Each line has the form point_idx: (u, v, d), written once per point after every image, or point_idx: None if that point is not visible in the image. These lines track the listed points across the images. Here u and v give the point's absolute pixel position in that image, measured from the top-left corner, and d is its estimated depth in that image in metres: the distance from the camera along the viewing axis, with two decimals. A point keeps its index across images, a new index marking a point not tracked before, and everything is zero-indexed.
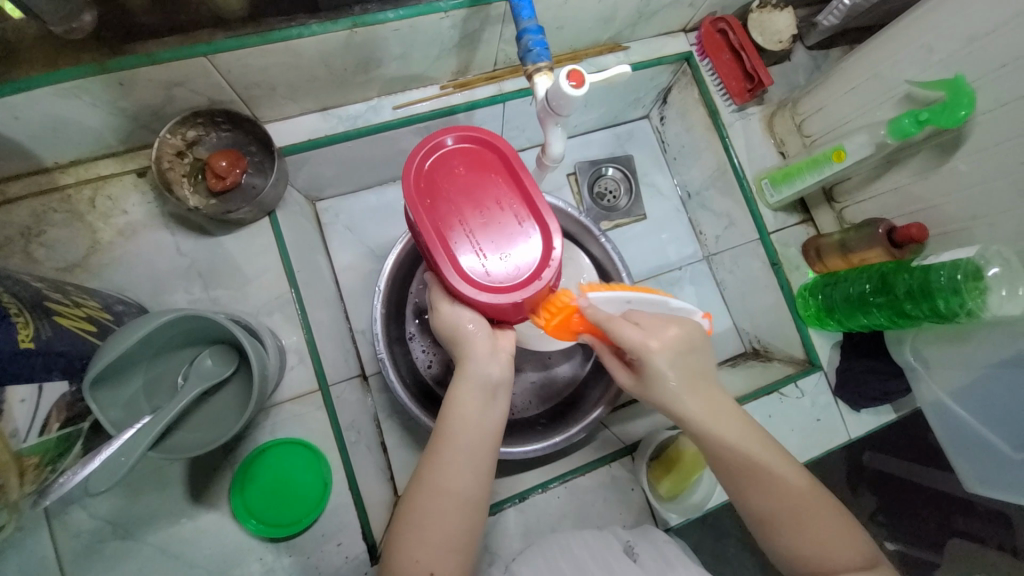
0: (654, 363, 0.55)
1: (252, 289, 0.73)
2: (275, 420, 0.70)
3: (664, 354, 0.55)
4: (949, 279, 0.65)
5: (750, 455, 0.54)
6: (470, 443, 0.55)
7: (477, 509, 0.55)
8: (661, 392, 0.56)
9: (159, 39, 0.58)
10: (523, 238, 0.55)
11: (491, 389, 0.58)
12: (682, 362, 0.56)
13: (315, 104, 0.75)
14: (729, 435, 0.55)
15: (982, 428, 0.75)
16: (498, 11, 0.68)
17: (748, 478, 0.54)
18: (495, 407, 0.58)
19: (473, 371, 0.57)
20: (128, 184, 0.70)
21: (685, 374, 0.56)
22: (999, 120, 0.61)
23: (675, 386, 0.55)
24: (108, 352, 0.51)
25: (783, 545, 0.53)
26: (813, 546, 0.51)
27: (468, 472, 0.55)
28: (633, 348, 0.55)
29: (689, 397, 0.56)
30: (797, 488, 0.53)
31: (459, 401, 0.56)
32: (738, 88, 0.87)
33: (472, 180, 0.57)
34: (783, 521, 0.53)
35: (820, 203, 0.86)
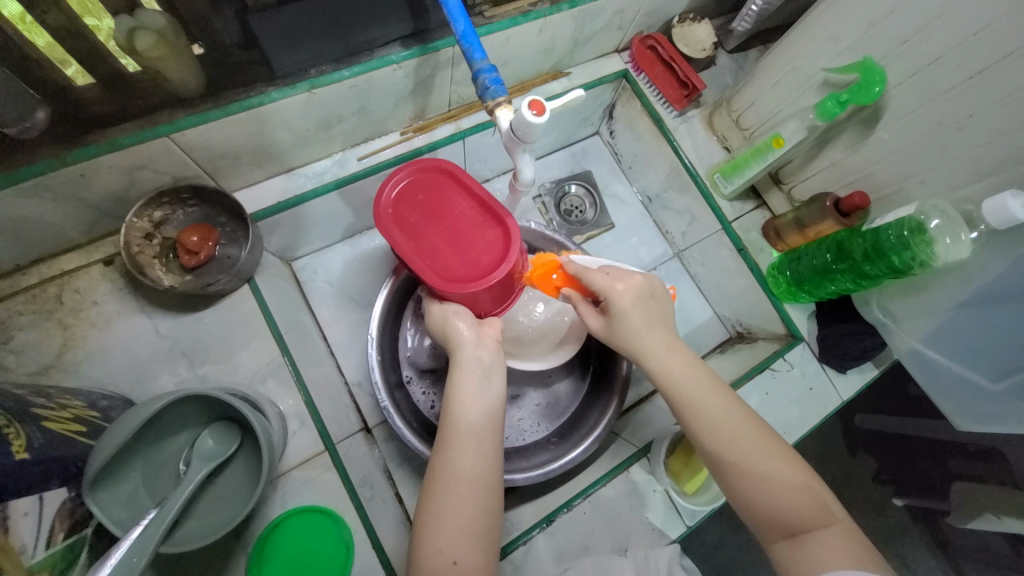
0: (620, 300, 0.61)
1: (240, 359, 0.72)
2: (284, 490, 0.67)
3: (629, 294, 0.62)
4: (897, 236, 0.71)
5: (706, 406, 0.57)
6: (476, 427, 0.58)
7: (493, 491, 0.57)
8: (623, 331, 0.62)
9: (117, 126, 0.59)
10: (492, 238, 0.61)
11: (486, 375, 0.62)
12: (643, 309, 0.62)
13: (280, 166, 0.76)
14: (681, 376, 0.59)
15: (958, 367, 0.80)
16: (447, 56, 0.72)
17: (706, 430, 0.56)
18: (495, 390, 0.61)
19: (467, 360, 0.61)
20: (96, 274, 0.68)
21: (647, 315, 0.62)
22: (909, 90, 0.68)
23: (634, 327, 0.62)
24: (104, 449, 0.49)
25: (745, 499, 0.54)
26: (774, 502, 0.52)
27: (479, 454, 0.57)
28: (603, 287, 0.62)
29: (653, 348, 0.61)
30: (762, 449, 0.54)
31: (458, 391, 0.59)
32: (676, 96, 0.94)
33: (432, 200, 0.61)
34: (743, 472, 0.54)
35: (770, 187, 0.93)
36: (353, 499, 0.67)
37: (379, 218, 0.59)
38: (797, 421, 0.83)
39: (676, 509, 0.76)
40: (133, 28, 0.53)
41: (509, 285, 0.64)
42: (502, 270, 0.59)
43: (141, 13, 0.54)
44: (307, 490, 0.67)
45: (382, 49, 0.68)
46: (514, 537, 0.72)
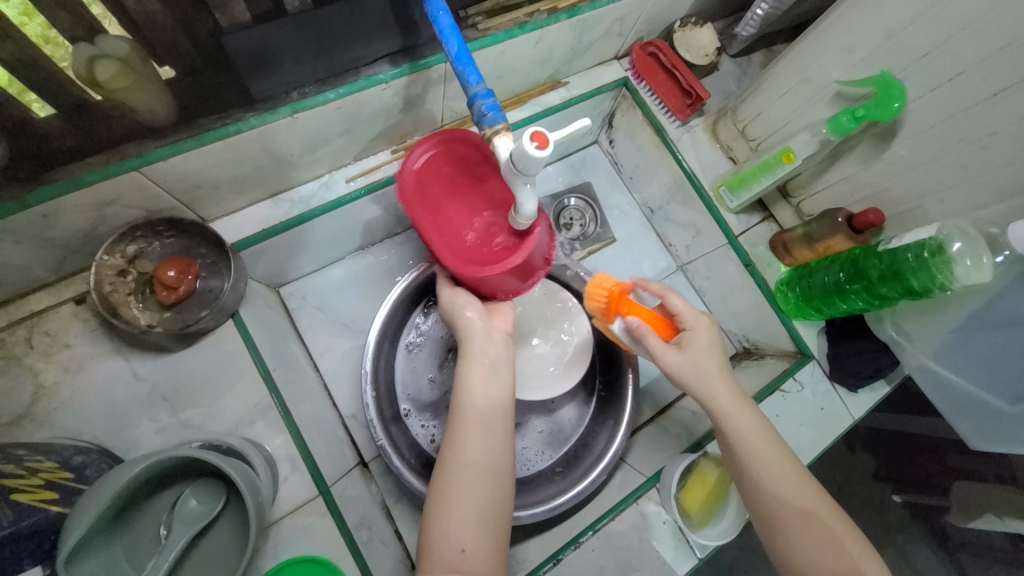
0: (702, 334, 0.63)
1: (226, 400, 0.67)
2: (276, 540, 0.63)
3: (708, 334, 0.64)
4: (917, 257, 0.68)
5: (766, 454, 0.58)
6: (481, 409, 0.58)
7: (504, 476, 0.56)
8: (691, 374, 0.62)
9: (80, 161, 0.54)
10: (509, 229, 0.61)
11: (493, 365, 0.61)
12: (717, 353, 0.63)
13: (263, 192, 0.71)
14: (742, 423, 0.60)
15: (973, 386, 0.78)
16: (439, 73, 0.67)
17: (766, 476, 0.57)
18: (499, 377, 0.61)
19: (474, 348, 0.62)
20: (67, 314, 0.64)
21: (719, 358, 0.63)
22: (930, 104, 0.64)
23: (709, 363, 0.62)
24: (76, 523, 0.45)
25: (789, 547, 0.55)
26: (809, 544, 0.54)
27: (486, 437, 0.56)
28: (689, 317, 0.65)
29: (723, 392, 0.61)
30: (816, 500, 0.56)
31: (465, 376, 0.60)
32: (679, 105, 0.91)
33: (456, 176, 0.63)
34: (796, 519, 0.55)
35: (778, 200, 0.90)
36: (350, 547, 0.63)
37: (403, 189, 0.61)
38: (808, 444, 0.80)
39: (688, 542, 0.72)
40: (94, 57, 0.50)
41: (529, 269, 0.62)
42: (518, 257, 0.58)
43: (102, 41, 0.50)
44: (300, 539, 0.63)
45: (369, 67, 0.63)
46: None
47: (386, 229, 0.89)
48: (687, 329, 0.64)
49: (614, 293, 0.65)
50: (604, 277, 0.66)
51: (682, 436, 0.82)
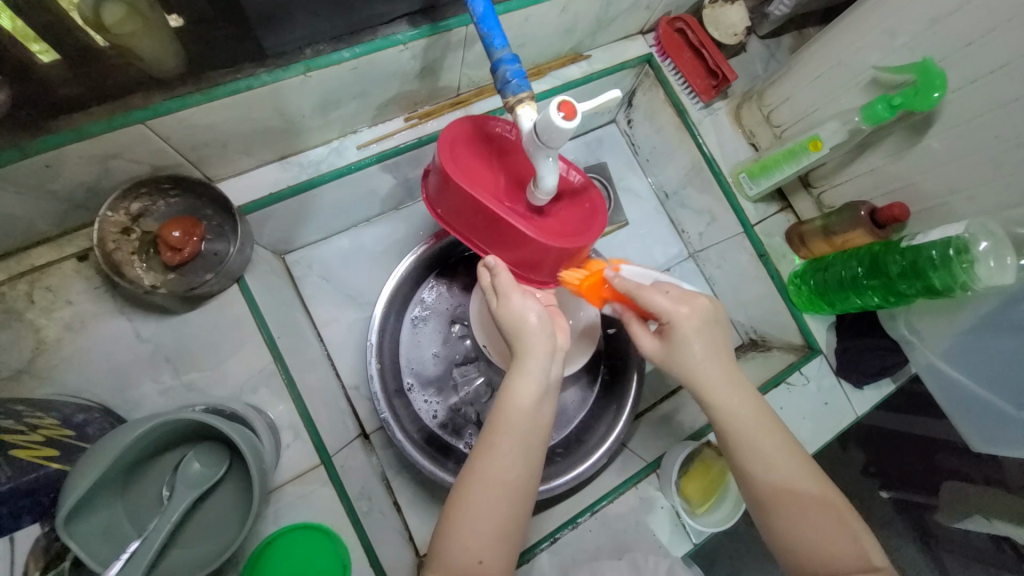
0: (685, 328, 0.57)
1: (230, 365, 0.67)
2: (277, 506, 0.63)
3: (695, 322, 0.58)
4: (940, 255, 0.66)
5: (761, 445, 0.56)
6: (524, 432, 0.54)
7: (526, 503, 0.54)
8: (675, 362, 0.59)
9: (84, 111, 0.52)
10: (566, 214, 0.63)
11: (546, 386, 0.57)
12: (707, 340, 0.58)
13: (272, 154, 0.69)
14: (733, 412, 0.57)
15: (980, 389, 0.77)
16: (459, 37, 0.64)
17: (758, 467, 0.56)
18: (547, 399, 0.57)
19: (534, 365, 0.56)
20: (69, 271, 0.62)
21: (711, 344, 0.59)
22: (970, 96, 0.62)
23: (695, 354, 0.58)
24: (79, 481, 0.45)
25: (779, 532, 0.55)
26: (806, 534, 0.53)
27: (521, 461, 0.53)
28: (666, 311, 0.57)
29: (713, 382, 0.58)
30: (813, 490, 0.55)
31: (516, 390, 0.55)
32: (704, 86, 0.88)
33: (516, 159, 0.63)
34: (786, 504, 0.55)
35: (798, 190, 0.87)
36: (350, 516, 0.63)
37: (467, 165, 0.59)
38: (810, 438, 0.79)
39: (684, 527, 0.73)
40: None
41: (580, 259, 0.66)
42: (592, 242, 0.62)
43: None
44: (300, 506, 0.63)
45: (387, 27, 0.60)
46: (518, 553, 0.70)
47: (395, 200, 0.87)
48: (666, 320, 0.59)
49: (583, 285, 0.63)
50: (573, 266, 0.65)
51: (684, 424, 0.82)
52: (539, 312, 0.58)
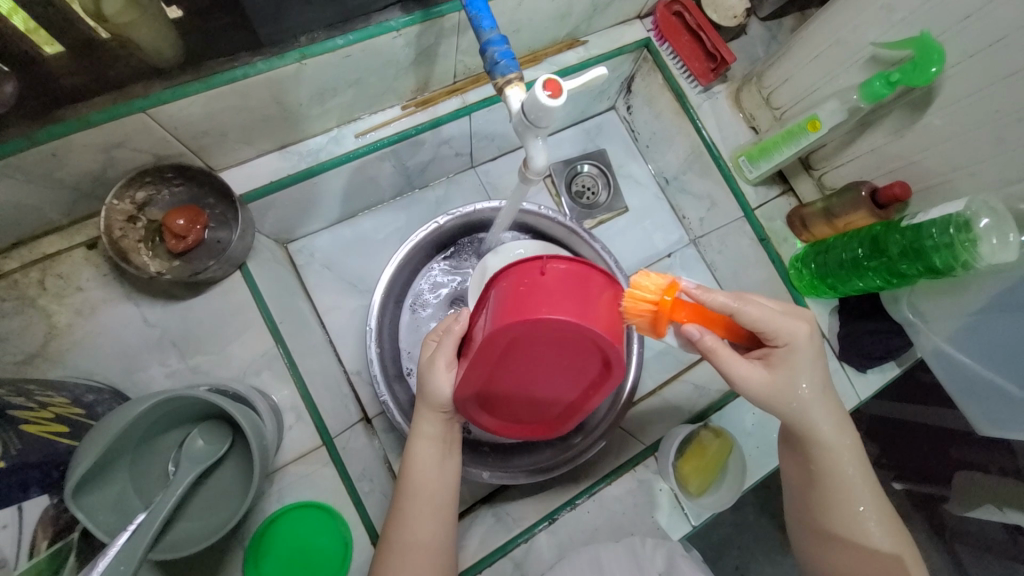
0: (798, 350, 0.54)
1: (234, 349, 0.69)
2: (281, 485, 0.65)
3: (805, 352, 0.54)
4: (941, 234, 0.65)
5: (844, 473, 0.56)
6: (431, 490, 0.57)
7: (447, 558, 0.56)
8: (767, 388, 0.54)
9: (87, 101, 0.54)
10: (528, 405, 0.59)
11: (447, 443, 0.59)
12: (818, 361, 0.55)
13: (272, 143, 0.70)
14: (835, 447, 0.56)
15: (987, 371, 0.76)
16: (453, 23, 0.65)
17: (841, 501, 0.56)
18: (445, 454, 0.59)
19: (427, 428, 0.58)
20: (79, 258, 0.65)
21: (814, 378, 0.55)
22: (970, 70, 0.61)
23: (797, 378, 0.54)
24: (86, 454, 0.47)
25: (824, 550, 0.58)
26: (853, 562, 0.56)
27: (434, 520, 0.56)
28: (789, 330, 0.54)
29: (816, 401, 0.55)
30: (879, 524, 0.56)
31: (413, 454, 0.57)
32: (702, 69, 0.87)
33: (561, 346, 0.52)
34: (844, 538, 0.57)
35: (799, 172, 0.86)
36: (351, 496, 0.65)
37: (508, 325, 0.50)
38: None
39: (683, 509, 0.73)
40: None
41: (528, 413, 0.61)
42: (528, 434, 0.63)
43: None
44: (303, 485, 0.65)
45: (381, 14, 0.61)
46: (516, 533, 0.71)
47: (394, 189, 0.88)
48: (780, 343, 0.54)
49: (666, 304, 0.49)
50: (648, 276, 0.50)
51: (684, 408, 0.82)
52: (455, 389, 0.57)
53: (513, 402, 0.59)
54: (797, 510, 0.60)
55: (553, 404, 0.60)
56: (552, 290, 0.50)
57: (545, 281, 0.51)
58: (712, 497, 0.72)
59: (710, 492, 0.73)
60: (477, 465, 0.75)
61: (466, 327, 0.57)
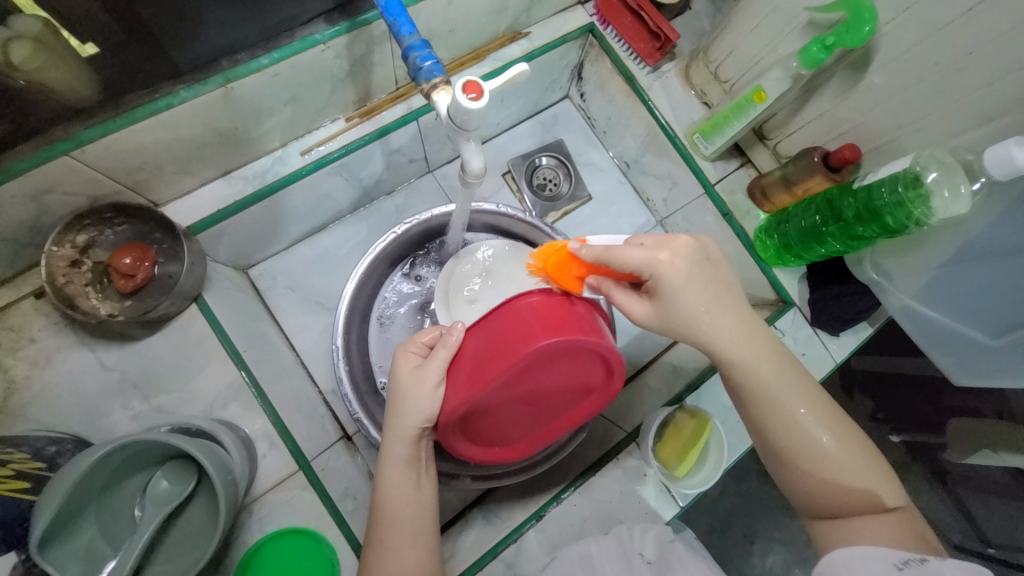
0: (671, 279, 0.52)
1: (198, 383, 0.68)
2: (260, 515, 0.64)
3: (676, 271, 0.52)
4: (891, 193, 0.65)
5: (778, 390, 0.53)
6: (408, 514, 0.55)
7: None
8: (693, 331, 0.54)
9: (8, 150, 0.52)
10: (514, 421, 0.63)
11: (419, 465, 0.58)
12: (699, 277, 0.53)
13: (214, 170, 0.69)
14: (761, 366, 0.53)
15: (957, 323, 0.76)
16: (382, 30, 0.63)
17: (781, 419, 0.53)
18: (417, 476, 0.58)
19: (396, 452, 0.57)
20: (28, 309, 0.63)
21: (706, 295, 0.53)
22: (904, 26, 0.61)
23: (689, 305, 0.53)
24: (43, 510, 0.46)
25: (790, 479, 0.54)
26: (820, 480, 0.52)
27: (415, 546, 0.54)
28: (646, 263, 0.52)
29: (712, 321, 0.53)
30: (827, 430, 0.53)
31: (387, 480, 0.56)
32: (648, 49, 0.86)
33: (563, 364, 0.57)
34: (805, 458, 0.52)
35: (754, 143, 0.86)
36: (334, 518, 0.64)
37: (522, 345, 0.53)
38: None
39: (670, 491, 0.73)
40: (8, 38, 0.47)
41: (500, 433, 0.64)
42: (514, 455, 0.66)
43: (15, 21, 0.47)
44: (284, 512, 0.64)
45: (305, 28, 0.60)
46: (506, 533, 0.71)
47: (351, 202, 0.86)
48: (648, 276, 0.53)
49: (552, 261, 0.56)
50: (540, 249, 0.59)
51: (663, 392, 0.82)
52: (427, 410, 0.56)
53: (507, 417, 0.62)
54: (754, 445, 0.57)
55: (538, 422, 0.65)
56: (560, 309, 0.55)
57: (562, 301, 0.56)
58: (697, 477, 0.72)
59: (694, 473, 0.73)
60: (459, 470, 0.75)
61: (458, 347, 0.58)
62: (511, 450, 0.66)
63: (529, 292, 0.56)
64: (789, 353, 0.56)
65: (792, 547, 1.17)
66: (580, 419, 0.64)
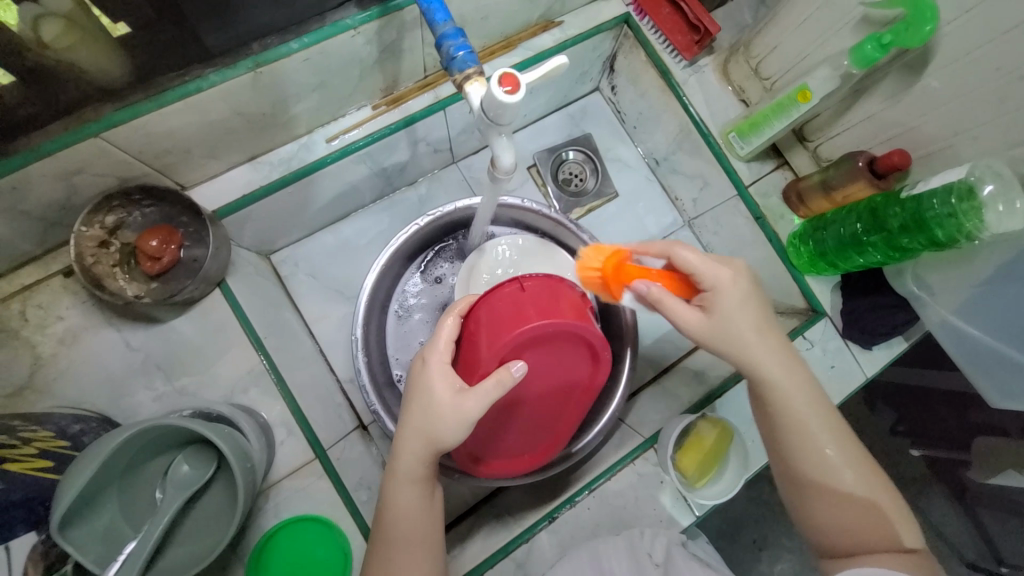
0: (730, 288, 0.53)
1: (220, 368, 0.69)
2: (276, 501, 0.65)
3: (735, 285, 0.53)
4: (942, 204, 0.61)
5: (809, 417, 0.53)
6: (417, 527, 0.54)
7: None
8: (722, 338, 0.53)
9: (42, 129, 0.53)
10: (524, 416, 0.63)
11: (430, 481, 0.54)
12: (754, 302, 0.54)
13: (240, 155, 0.68)
14: (791, 390, 0.53)
15: (998, 343, 0.72)
16: (413, 16, 0.61)
17: (803, 447, 0.53)
18: (430, 492, 0.55)
19: (405, 469, 0.53)
20: (57, 287, 0.64)
21: (753, 316, 0.54)
22: (968, 26, 0.57)
23: (733, 316, 0.53)
24: (67, 489, 0.47)
25: (811, 508, 0.53)
26: (840, 513, 0.52)
27: (421, 556, 0.53)
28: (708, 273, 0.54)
29: (759, 340, 0.54)
30: (847, 462, 0.52)
31: (395, 496, 0.53)
32: (685, 42, 0.82)
33: (552, 353, 0.58)
34: (826, 486, 0.52)
35: (793, 145, 0.83)
36: (347, 508, 0.64)
37: (505, 337, 0.54)
38: None
39: (687, 500, 0.71)
40: (39, 16, 0.46)
41: (516, 429, 0.64)
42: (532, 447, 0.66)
43: None
44: (299, 499, 0.65)
45: (336, 13, 0.58)
46: (517, 533, 0.70)
47: (375, 191, 0.85)
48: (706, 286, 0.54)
49: (609, 264, 0.56)
50: (595, 251, 0.58)
51: (683, 398, 0.80)
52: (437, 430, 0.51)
53: (515, 414, 0.63)
54: (775, 473, 0.56)
55: (550, 415, 0.65)
56: (532, 300, 0.56)
57: (529, 293, 0.57)
58: (715, 486, 0.71)
59: (713, 481, 0.71)
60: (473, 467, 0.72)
61: (462, 356, 0.58)
62: (531, 441, 0.66)
63: (496, 291, 0.58)
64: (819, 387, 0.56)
65: (804, 558, 1.14)
66: (585, 402, 0.65)
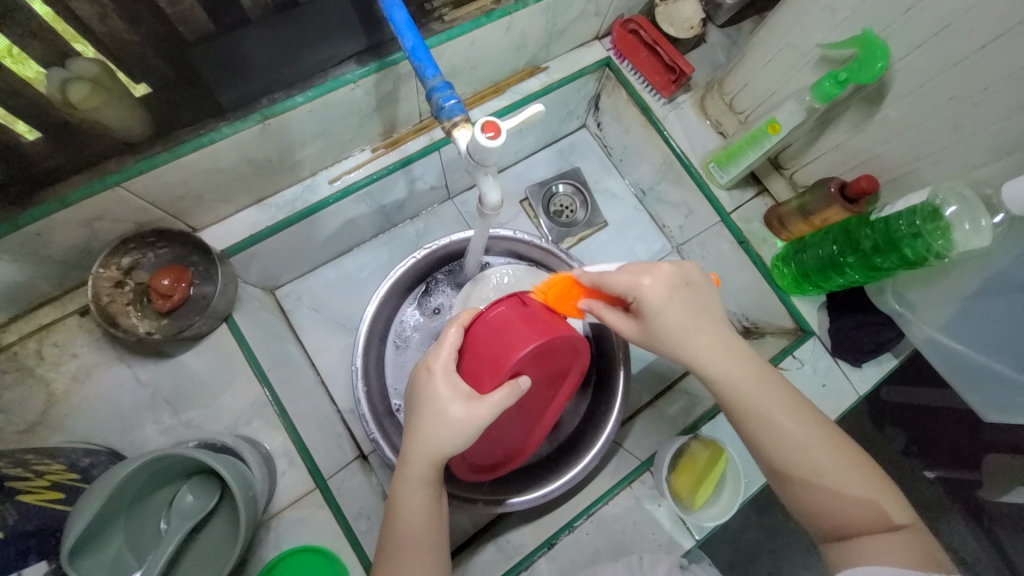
0: (650, 297, 0.54)
1: (225, 400, 0.71)
2: (277, 532, 0.66)
3: (658, 290, 0.54)
4: (909, 225, 0.65)
5: (766, 407, 0.54)
6: (421, 534, 0.54)
7: None
8: (667, 342, 0.56)
9: (64, 180, 0.57)
10: (508, 421, 0.68)
11: (437, 484, 0.56)
12: (681, 299, 0.55)
13: (248, 198, 0.73)
14: (742, 380, 0.55)
15: (985, 358, 0.73)
16: (407, 69, 0.67)
17: (769, 439, 0.54)
18: (438, 498, 0.56)
19: (411, 474, 0.54)
20: (73, 326, 0.68)
21: (685, 315, 0.55)
22: (916, 63, 0.62)
23: (668, 322, 0.55)
24: (76, 521, 0.48)
25: (796, 497, 0.54)
26: (823, 498, 0.52)
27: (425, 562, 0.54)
28: (629, 288, 0.55)
29: (693, 340, 0.55)
30: (820, 448, 0.53)
31: (403, 499, 0.55)
32: (663, 82, 0.87)
33: (548, 362, 0.62)
34: (801, 474, 0.53)
35: (770, 172, 0.88)
36: (347, 537, 0.65)
37: (518, 351, 0.57)
38: None
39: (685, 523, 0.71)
40: (67, 79, 0.51)
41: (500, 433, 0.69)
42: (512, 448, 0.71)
43: (73, 63, 0.51)
44: (299, 530, 0.66)
45: (337, 69, 0.64)
46: (517, 561, 0.70)
47: (375, 227, 0.90)
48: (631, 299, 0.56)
49: (551, 293, 0.64)
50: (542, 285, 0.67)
51: (678, 421, 0.81)
52: (448, 432, 0.53)
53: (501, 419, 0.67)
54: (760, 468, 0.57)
55: (528, 418, 0.70)
56: (531, 315, 0.60)
57: (530, 308, 0.61)
58: (712, 509, 0.71)
59: (710, 504, 0.72)
60: (472, 495, 0.73)
61: (465, 367, 0.59)
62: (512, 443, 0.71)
63: (495, 304, 0.62)
64: (779, 377, 0.57)
65: None
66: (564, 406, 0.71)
